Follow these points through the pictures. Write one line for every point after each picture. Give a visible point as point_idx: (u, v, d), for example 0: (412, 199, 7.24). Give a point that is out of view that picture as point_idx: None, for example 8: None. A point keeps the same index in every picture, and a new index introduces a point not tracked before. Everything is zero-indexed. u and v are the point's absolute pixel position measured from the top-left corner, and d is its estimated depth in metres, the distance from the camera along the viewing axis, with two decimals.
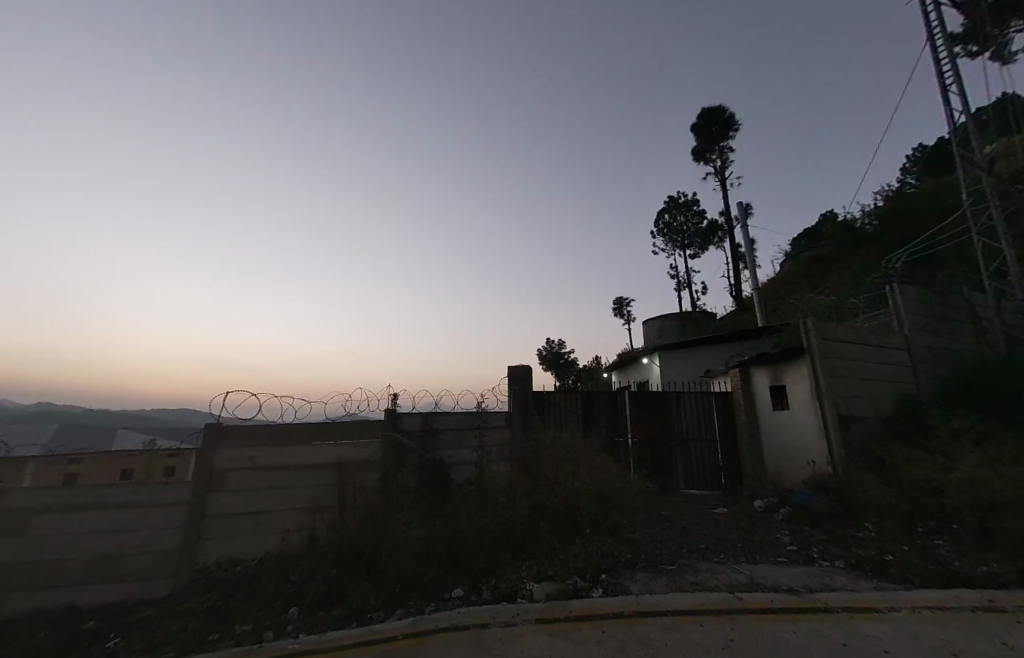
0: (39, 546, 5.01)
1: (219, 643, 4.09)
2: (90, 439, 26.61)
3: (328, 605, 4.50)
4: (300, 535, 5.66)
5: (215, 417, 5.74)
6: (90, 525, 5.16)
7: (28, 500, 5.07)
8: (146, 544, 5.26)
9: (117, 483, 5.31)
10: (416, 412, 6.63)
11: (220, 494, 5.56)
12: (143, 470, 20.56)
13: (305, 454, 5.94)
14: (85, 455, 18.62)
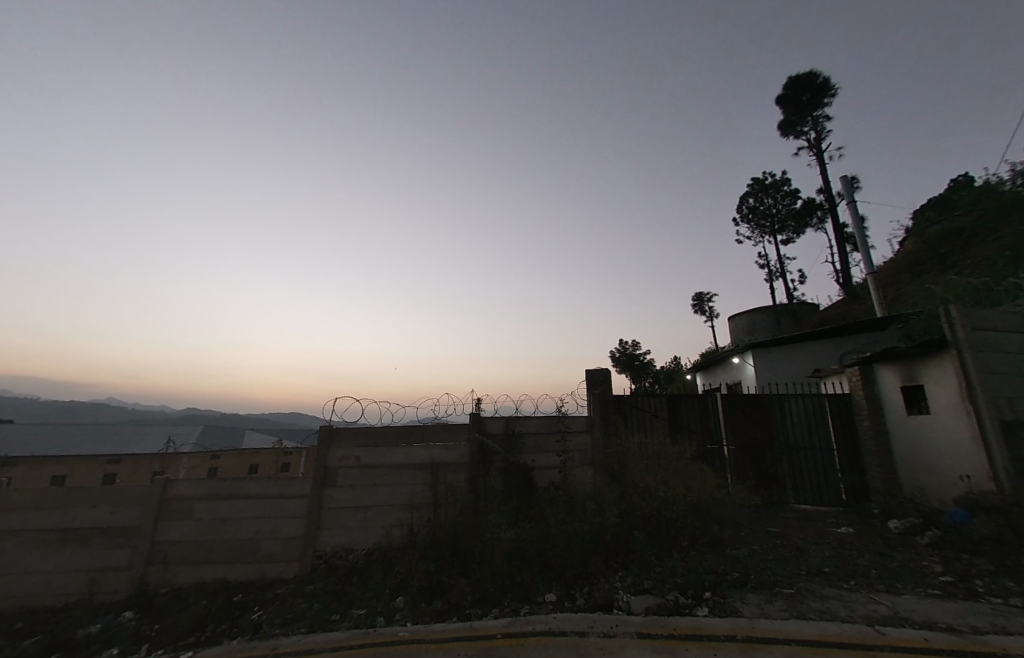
0: (200, 527, 6.03)
1: (341, 624, 4.56)
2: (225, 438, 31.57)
3: (430, 598, 4.78)
4: (401, 530, 6.08)
5: (327, 420, 6.46)
6: (235, 512, 6.09)
7: (193, 488, 6.15)
8: (276, 530, 6.05)
9: (255, 476, 6.20)
10: (498, 415, 6.79)
11: (332, 490, 6.20)
12: (266, 466, 23.98)
13: (401, 454, 6.40)
14: (223, 452, 22.26)
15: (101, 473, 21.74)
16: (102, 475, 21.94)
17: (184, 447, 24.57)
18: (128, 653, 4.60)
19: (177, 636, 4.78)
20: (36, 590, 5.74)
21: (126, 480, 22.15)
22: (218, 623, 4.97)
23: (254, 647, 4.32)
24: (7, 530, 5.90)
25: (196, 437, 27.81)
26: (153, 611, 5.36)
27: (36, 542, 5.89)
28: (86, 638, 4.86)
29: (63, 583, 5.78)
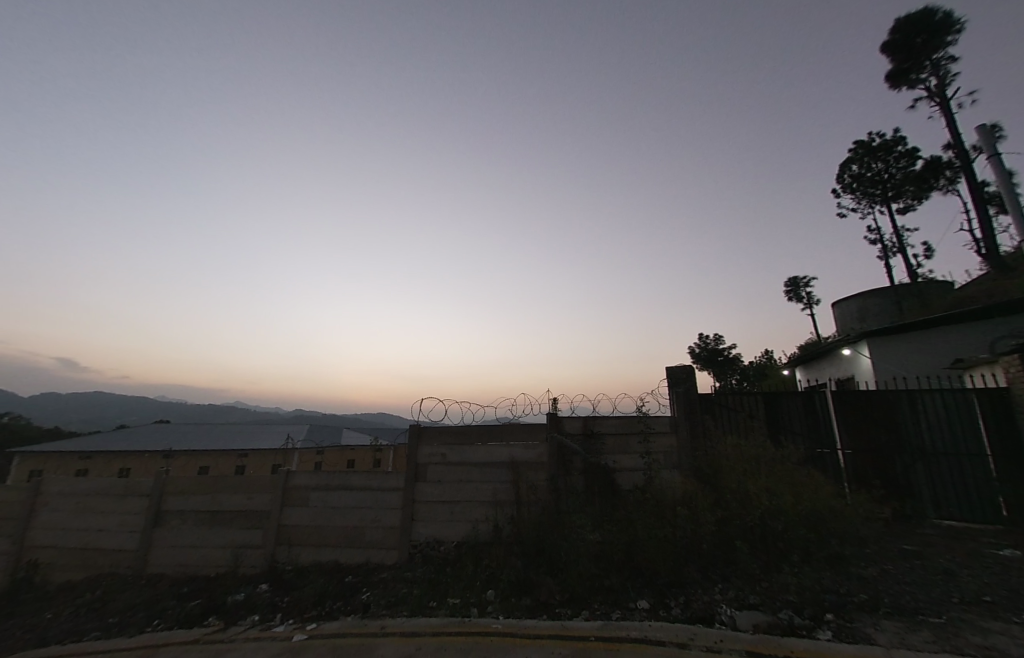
0: (314, 514, 6.78)
1: (438, 610, 4.84)
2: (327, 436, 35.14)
3: (520, 594, 4.89)
4: (487, 525, 6.25)
5: (414, 420, 6.90)
6: (342, 501, 6.75)
7: (308, 479, 6.95)
8: (377, 520, 6.58)
9: (356, 469, 6.82)
10: (576, 415, 6.71)
11: (424, 484, 6.61)
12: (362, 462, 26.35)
13: (483, 452, 6.61)
14: (326, 448, 24.85)
15: (233, 464, 25.52)
16: (235, 467, 25.73)
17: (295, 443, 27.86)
18: (266, 620, 5.32)
19: (303, 607, 5.44)
20: (196, 561, 6.88)
21: (252, 471, 25.73)
22: (333, 601, 5.54)
23: (366, 624, 4.75)
24: (174, 509, 7.17)
25: (303, 434, 31.31)
26: (282, 584, 6.16)
27: (194, 521, 7.07)
28: (233, 605, 5.71)
29: (214, 556, 6.86)
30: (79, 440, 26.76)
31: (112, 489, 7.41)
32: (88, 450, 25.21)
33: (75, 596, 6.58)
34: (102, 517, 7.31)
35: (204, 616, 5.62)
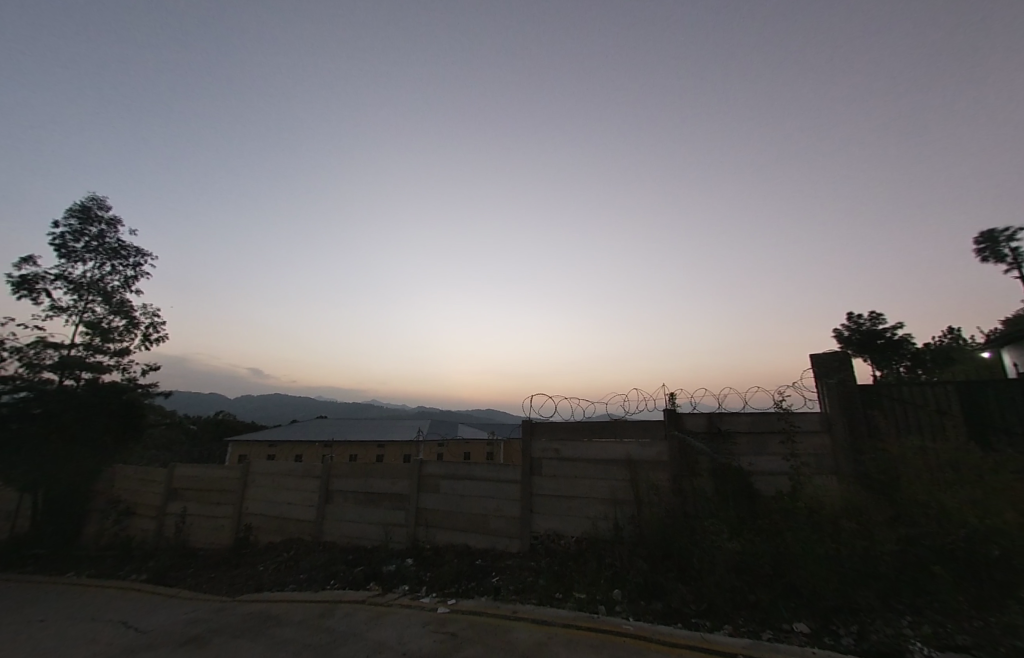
0: (445, 500, 7.41)
1: (566, 603, 4.93)
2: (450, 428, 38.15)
3: (650, 598, 4.72)
4: (607, 523, 6.11)
5: (527, 415, 7.12)
6: (466, 490, 7.26)
7: (436, 468, 7.61)
8: (499, 509, 6.93)
9: (477, 461, 7.25)
10: (698, 412, 6.18)
11: (540, 478, 6.75)
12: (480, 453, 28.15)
13: (598, 448, 6.50)
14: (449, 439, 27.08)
15: (375, 452, 29.31)
16: (376, 456, 29.44)
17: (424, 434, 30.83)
18: (414, 592, 5.99)
19: (442, 583, 5.99)
20: (355, 534, 8.04)
21: (390, 459, 29.21)
22: (468, 581, 5.99)
23: (498, 606, 5.05)
24: (337, 489, 8.47)
25: (429, 426, 34.51)
26: (423, 562, 6.86)
27: (350, 499, 8.27)
28: (387, 574, 6.54)
29: (369, 531, 7.93)
30: (266, 432, 33.34)
31: (292, 471, 9.03)
32: (272, 439, 31.21)
33: (275, 556, 8.21)
34: (287, 493, 8.98)
35: (366, 581, 6.57)
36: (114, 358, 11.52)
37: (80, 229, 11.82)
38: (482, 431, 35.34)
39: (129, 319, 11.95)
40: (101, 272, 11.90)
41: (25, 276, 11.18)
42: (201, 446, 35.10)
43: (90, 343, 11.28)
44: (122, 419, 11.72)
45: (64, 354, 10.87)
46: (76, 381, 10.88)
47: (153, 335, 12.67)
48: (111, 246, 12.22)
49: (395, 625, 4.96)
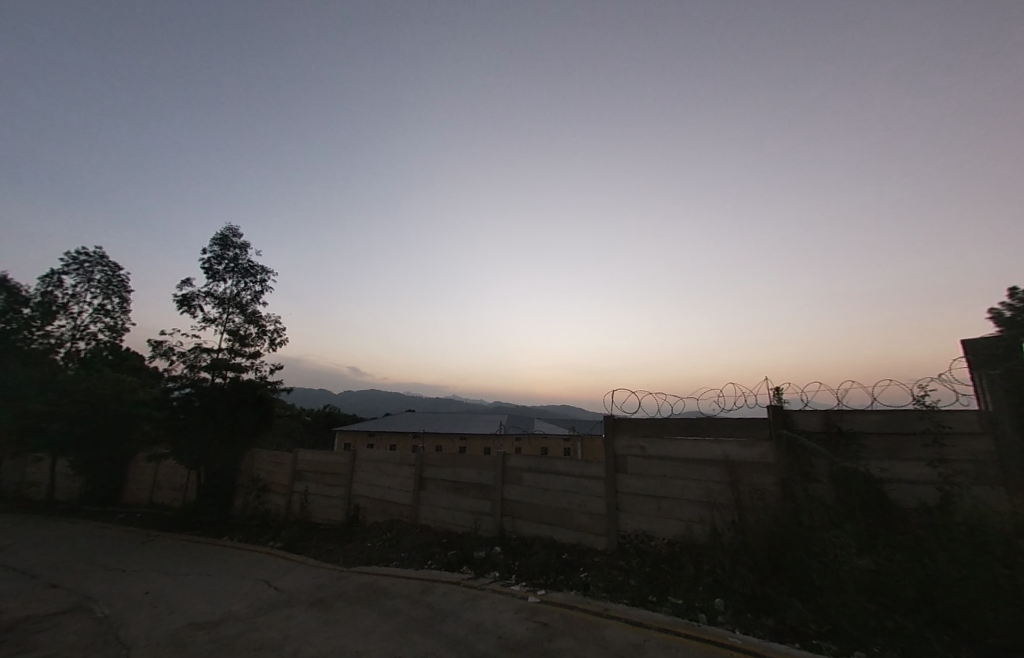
0: (530, 492, 7.51)
1: (661, 607, 4.71)
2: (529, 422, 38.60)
3: (759, 612, 4.32)
4: (703, 528, 5.71)
5: (608, 412, 6.98)
6: (550, 484, 7.29)
7: (519, 461, 7.77)
8: (584, 505, 6.84)
9: (560, 456, 7.26)
10: (811, 409, 5.54)
11: (626, 476, 6.54)
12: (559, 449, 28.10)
13: (689, 447, 6.11)
14: (529, 433, 27.46)
15: (459, 445, 30.67)
16: (460, 447, 30.76)
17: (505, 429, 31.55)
18: (505, 579, 6.17)
19: (531, 574, 6.08)
20: (448, 519, 8.49)
21: (473, 452, 30.38)
22: (556, 574, 6.01)
23: (589, 602, 4.99)
24: (430, 477, 9.01)
25: (509, 421, 35.26)
26: (511, 552, 7.03)
27: (441, 487, 8.77)
28: (478, 559, 6.82)
29: (460, 518, 8.32)
30: (364, 424, 36.63)
31: (390, 459, 9.80)
32: (370, 430, 34.19)
33: (378, 534, 8.99)
34: (387, 479, 9.77)
35: (459, 564, 6.92)
36: (249, 360, 13.38)
37: (221, 252, 13.92)
38: (561, 427, 35.18)
39: (259, 326, 13.77)
40: (237, 288, 13.88)
41: (186, 294, 13.47)
42: (313, 434, 39.64)
43: (232, 347, 13.22)
44: (254, 410, 12.90)
45: (213, 357, 12.88)
46: (222, 379, 12.85)
47: (277, 339, 14.43)
48: (244, 265, 14.18)
49: (488, 609, 5.15)
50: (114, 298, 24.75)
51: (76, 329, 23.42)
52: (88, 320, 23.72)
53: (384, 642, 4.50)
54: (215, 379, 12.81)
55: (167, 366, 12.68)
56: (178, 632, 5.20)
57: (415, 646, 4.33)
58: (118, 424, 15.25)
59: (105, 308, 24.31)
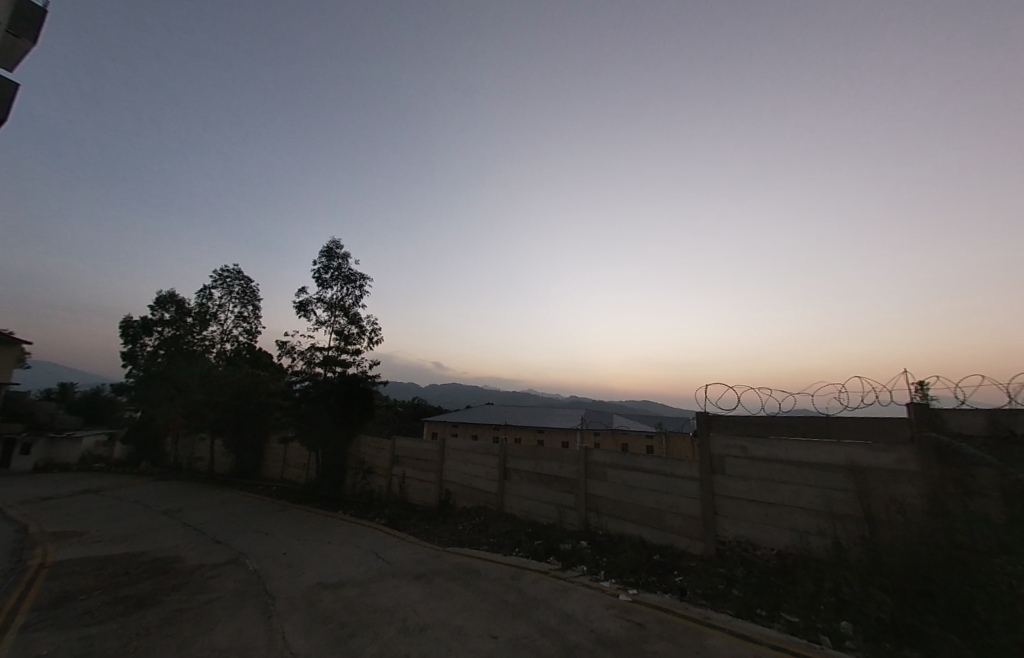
0: (616, 489, 7.32)
1: (772, 623, 4.27)
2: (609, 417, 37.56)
3: (901, 642, 3.70)
4: (822, 540, 5.06)
5: (703, 409, 6.53)
6: (638, 482, 7.03)
7: (604, 457, 7.61)
8: (676, 506, 6.48)
9: (649, 454, 6.95)
10: (969, 409, 4.65)
11: (724, 477, 6.04)
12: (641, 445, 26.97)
13: (801, 450, 5.46)
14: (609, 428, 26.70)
15: (537, 438, 30.84)
16: (537, 440, 30.93)
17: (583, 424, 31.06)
18: (593, 573, 6.07)
19: (621, 572, 5.90)
20: (533, 510, 8.61)
21: (550, 445, 30.44)
22: (649, 574, 5.77)
23: (687, 608, 4.70)
24: (514, 468, 9.20)
25: (589, 415, 34.65)
26: (599, 547, 6.90)
27: (525, 479, 8.91)
28: (565, 551, 6.81)
29: (545, 510, 8.39)
30: (450, 415, 38.56)
31: (476, 448, 10.19)
32: (454, 421, 35.85)
33: (467, 519, 9.41)
34: (474, 467, 10.17)
35: (546, 555, 6.97)
36: (354, 357, 14.76)
37: (329, 262, 15.54)
38: (643, 424, 33.71)
39: (361, 326, 15.12)
40: (343, 293, 15.38)
41: (303, 301, 15.29)
42: (405, 423, 42.70)
43: (339, 345, 14.68)
44: (358, 400, 14.23)
45: (325, 355, 14.44)
46: (332, 374, 14.36)
47: (376, 337, 15.71)
48: (347, 271, 15.67)
49: (579, 601, 5.10)
50: (249, 306, 28.91)
51: (224, 333, 27.83)
52: (231, 325, 28.03)
53: (480, 620, 4.68)
54: (327, 373, 14.36)
55: (290, 362, 14.49)
56: (307, 589, 5.95)
57: (510, 628, 4.44)
58: (255, 411, 17.87)
59: (243, 314, 28.52)
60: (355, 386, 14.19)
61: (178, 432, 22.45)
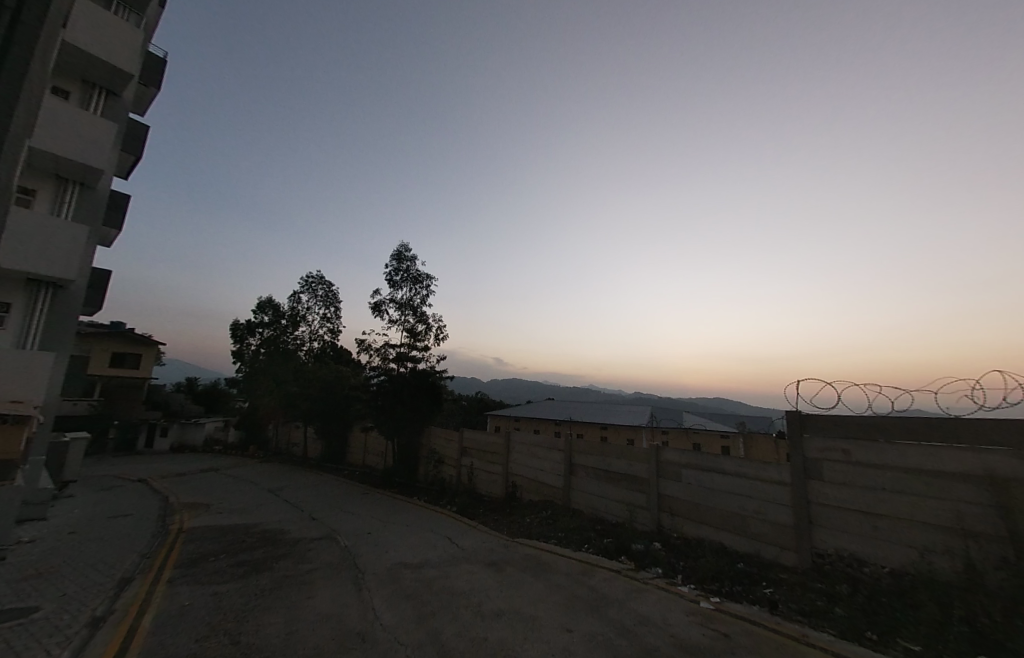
0: (693, 491, 6.93)
1: (887, 649, 3.76)
2: (679, 414, 35.78)
3: None
4: (949, 561, 4.35)
5: (795, 409, 5.93)
6: (718, 484, 6.59)
7: (680, 457, 7.23)
8: (763, 512, 5.97)
9: (732, 455, 6.48)
10: None
11: (821, 483, 5.44)
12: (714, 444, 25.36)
13: (920, 456, 4.73)
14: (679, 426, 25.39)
15: (601, 434, 30.16)
16: (600, 435, 30.20)
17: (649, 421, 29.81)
18: (669, 577, 5.78)
19: (702, 578, 5.55)
20: (602, 508, 8.43)
21: (614, 441, 29.61)
22: (733, 583, 5.37)
23: (780, 623, 4.29)
24: (582, 465, 9.06)
25: (656, 412, 33.25)
26: (675, 550, 6.56)
27: (593, 475, 8.74)
28: (637, 551, 6.56)
29: (614, 508, 8.17)
30: (514, 409, 39.01)
31: (542, 443, 10.19)
32: (518, 416, 36.17)
33: (535, 512, 9.44)
34: (540, 461, 10.18)
35: (617, 554, 6.77)
36: (423, 353, 15.45)
37: (399, 264, 16.38)
38: (717, 422, 31.63)
39: (429, 324, 15.76)
40: (412, 293, 16.13)
41: (377, 301, 16.27)
42: (471, 416, 43.98)
43: (410, 342, 15.44)
44: (430, 393, 14.90)
45: (397, 351, 15.26)
46: (405, 369, 15.15)
47: (443, 335, 16.25)
48: (415, 272, 16.38)
49: (656, 604, 4.88)
50: (332, 308, 31.43)
51: (312, 333, 30.52)
52: (318, 325, 30.69)
53: (554, 612, 4.66)
54: (400, 369, 15.18)
55: (367, 359, 15.52)
56: (390, 567, 6.34)
57: (585, 624, 4.36)
58: (338, 402, 19.42)
59: (327, 316, 31.10)
60: (426, 380, 14.85)
61: (277, 420, 25.09)
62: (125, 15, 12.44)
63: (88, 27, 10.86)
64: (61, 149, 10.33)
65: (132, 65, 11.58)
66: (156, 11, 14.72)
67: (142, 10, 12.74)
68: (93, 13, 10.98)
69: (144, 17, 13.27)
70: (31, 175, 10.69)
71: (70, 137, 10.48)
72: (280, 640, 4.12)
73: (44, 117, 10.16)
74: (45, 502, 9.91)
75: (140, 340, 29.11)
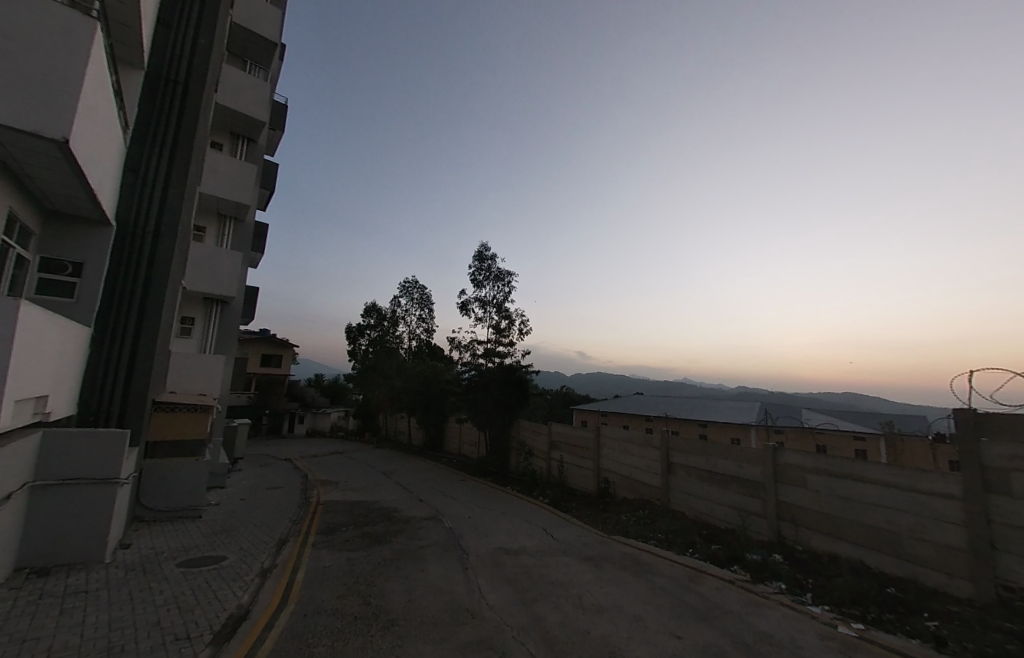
0: (821, 499, 6.11)
1: None
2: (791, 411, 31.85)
3: None
4: None
5: (966, 408, 4.85)
6: (856, 493, 5.72)
7: (805, 461, 6.43)
8: (919, 530, 5.04)
9: (877, 460, 5.57)
10: None
11: (1007, 500, 4.38)
12: (838, 447, 22.06)
13: None
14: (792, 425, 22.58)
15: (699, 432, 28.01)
16: (699, 433, 28.04)
17: (759, 420, 26.66)
18: (796, 594, 5.15)
19: (839, 600, 4.86)
20: (706, 511, 7.85)
21: None
22: (882, 610, 4.59)
23: None
24: (681, 464, 8.53)
25: (764, 409, 29.99)
26: (800, 565, 5.83)
27: (697, 477, 8.15)
28: (753, 561, 5.97)
29: (722, 513, 7.55)
30: (603, 404, 38.14)
31: (637, 439, 9.77)
32: (606, 411, 35.05)
33: (631, 510, 9.10)
34: (634, 459, 9.78)
35: (729, 562, 6.25)
36: (509, 348, 15.79)
37: (483, 264, 16.95)
38: (843, 421, 27.44)
39: (512, 319, 16.07)
40: (495, 291, 16.60)
41: (466, 301, 17.06)
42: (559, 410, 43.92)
43: (496, 338, 15.88)
44: (521, 388, 15.17)
45: (484, 347, 15.80)
46: (492, 364, 15.61)
47: (525, 328, 16.42)
48: (497, 270, 16.81)
49: (780, 622, 4.39)
50: (427, 309, 33.77)
51: (411, 333, 33.22)
52: (416, 325, 33.28)
53: (660, 616, 4.47)
54: (488, 363, 15.71)
55: (457, 355, 16.29)
56: (492, 551, 6.64)
57: (695, 632, 4.12)
58: (436, 396, 20.77)
59: (424, 316, 33.54)
60: (515, 375, 15.15)
61: (387, 411, 27.75)
62: (256, 72, 14.66)
63: (232, 87, 13.04)
64: (221, 191, 12.61)
65: (263, 113, 13.65)
66: (278, 63, 17.12)
67: (267, 64, 14.90)
68: (235, 75, 13.14)
69: (270, 70, 15.50)
70: (201, 216, 13.20)
71: (227, 180, 12.76)
72: (403, 606, 4.58)
73: (207, 167, 12.46)
74: (224, 474, 12.28)
75: (279, 344, 34.35)
